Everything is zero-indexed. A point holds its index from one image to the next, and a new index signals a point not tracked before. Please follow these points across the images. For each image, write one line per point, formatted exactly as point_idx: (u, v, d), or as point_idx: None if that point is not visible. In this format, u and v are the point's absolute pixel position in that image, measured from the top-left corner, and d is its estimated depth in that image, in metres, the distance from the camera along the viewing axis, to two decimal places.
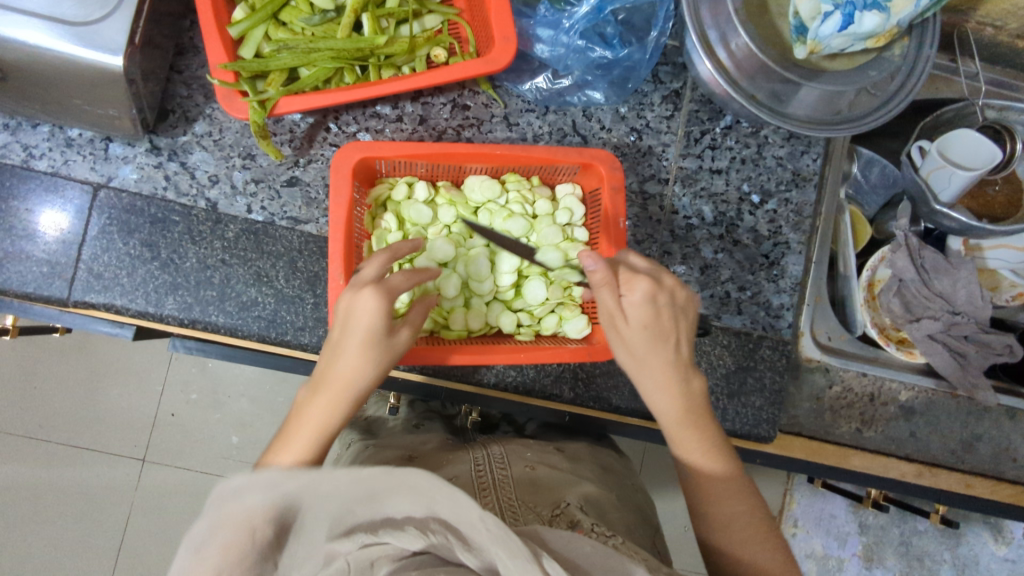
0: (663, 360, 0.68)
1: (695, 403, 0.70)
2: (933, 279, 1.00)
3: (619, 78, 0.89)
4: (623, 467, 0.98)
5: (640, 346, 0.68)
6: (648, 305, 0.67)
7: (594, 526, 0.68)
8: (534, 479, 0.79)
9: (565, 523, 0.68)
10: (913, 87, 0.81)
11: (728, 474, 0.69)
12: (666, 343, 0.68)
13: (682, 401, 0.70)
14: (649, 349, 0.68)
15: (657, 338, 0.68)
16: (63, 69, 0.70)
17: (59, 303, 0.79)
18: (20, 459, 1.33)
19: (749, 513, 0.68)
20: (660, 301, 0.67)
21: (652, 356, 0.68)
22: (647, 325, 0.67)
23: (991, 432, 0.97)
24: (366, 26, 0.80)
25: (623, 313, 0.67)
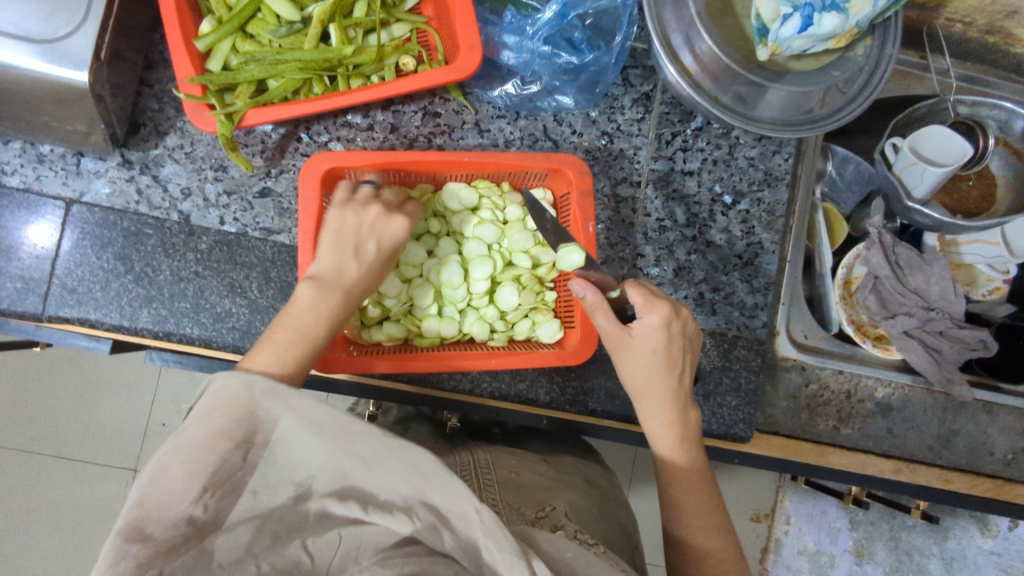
0: (667, 386, 0.71)
1: (690, 434, 0.73)
2: (906, 275, 1.01)
3: (587, 83, 0.90)
4: (608, 482, 0.97)
5: (644, 367, 0.71)
6: (657, 332, 0.69)
7: (578, 532, 0.67)
8: (517, 483, 0.80)
9: (549, 526, 0.67)
10: (877, 86, 0.82)
11: (707, 495, 0.72)
12: (672, 369, 0.71)
13: (678, 427, 0.73)
14: (653, 372, 0.71)
15: (665, 364, 0.71)
16: (29, 86, 0.71)
17: (33, 318, 0.80)
18: (9, 472, 1.33)
19: (724, 546, 0.69)
20: (673, 332, 0.70)
21: (655, 380, 0.71)
22: (654, 350, 0.70)
23: (968, 427, 0.97)
24: (334, 36, 0.81)
25: (631, 335, 0.70)
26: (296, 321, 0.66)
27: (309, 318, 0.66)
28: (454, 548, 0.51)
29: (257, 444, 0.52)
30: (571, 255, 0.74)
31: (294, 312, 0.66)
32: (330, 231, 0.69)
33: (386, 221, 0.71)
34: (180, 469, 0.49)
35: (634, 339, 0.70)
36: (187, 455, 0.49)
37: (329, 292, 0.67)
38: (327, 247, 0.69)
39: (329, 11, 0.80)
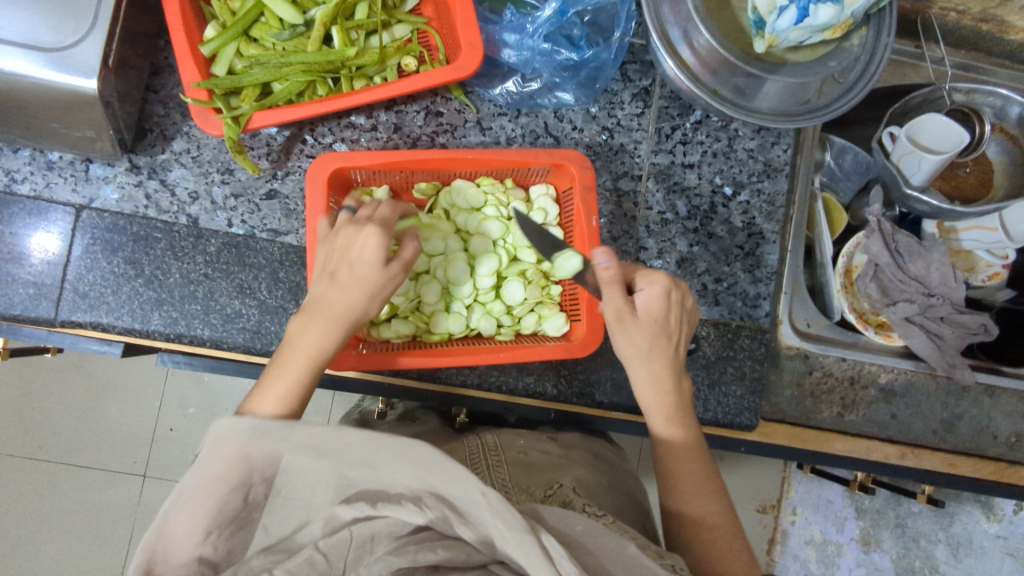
0: (664, 354, 0.72)
1: (684, 403, 0.74)
2: (907, 262, 1.01)
3: (587, 80, 0.91)
4: (616, 454, 0.97)
5: (643, 336, 0.70)
6: (659, 302, 0.70)
7: (586, 505, 0.71)
8: (528, 462, 0.82)
9: (558, 503, 0.72)
10: (875, 73, 0.83)
11: (706, 471, 0.72)
12: (670, 341, 0.72)
13: (671, 396, 0.73)
14: (653, 341, 0.70)
15: (663, 334, 0.71)
16: (38, 94, 0.72)
17: (46, 323, 0.81)
18: (21, 478, 1.34)
19: (717, 513, 0.69)
20: (672, 302, 0.71)
21: (653, 349, 0.71)
22: (655, 320, 0.70)
23: (970, 410, 0.99)
24: (336, 38, 0.82)
25: (636, 305, 0.69)
26: (299, 355, 0.64)
27: (306, 356, 0.64)
28: (470, 537, 0.52)
29: (257, 483, 0.55)
30: (568, 260, 0.72)
31: (292, 350, 0.64)
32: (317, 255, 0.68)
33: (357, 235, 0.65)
34: (186, 518, 0.52)
35: (638, 309, 0.69)
36: (193, 504, 0.52)
37: (320, 330, 0.64)
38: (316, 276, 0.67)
39: (331, 14, 0.81)
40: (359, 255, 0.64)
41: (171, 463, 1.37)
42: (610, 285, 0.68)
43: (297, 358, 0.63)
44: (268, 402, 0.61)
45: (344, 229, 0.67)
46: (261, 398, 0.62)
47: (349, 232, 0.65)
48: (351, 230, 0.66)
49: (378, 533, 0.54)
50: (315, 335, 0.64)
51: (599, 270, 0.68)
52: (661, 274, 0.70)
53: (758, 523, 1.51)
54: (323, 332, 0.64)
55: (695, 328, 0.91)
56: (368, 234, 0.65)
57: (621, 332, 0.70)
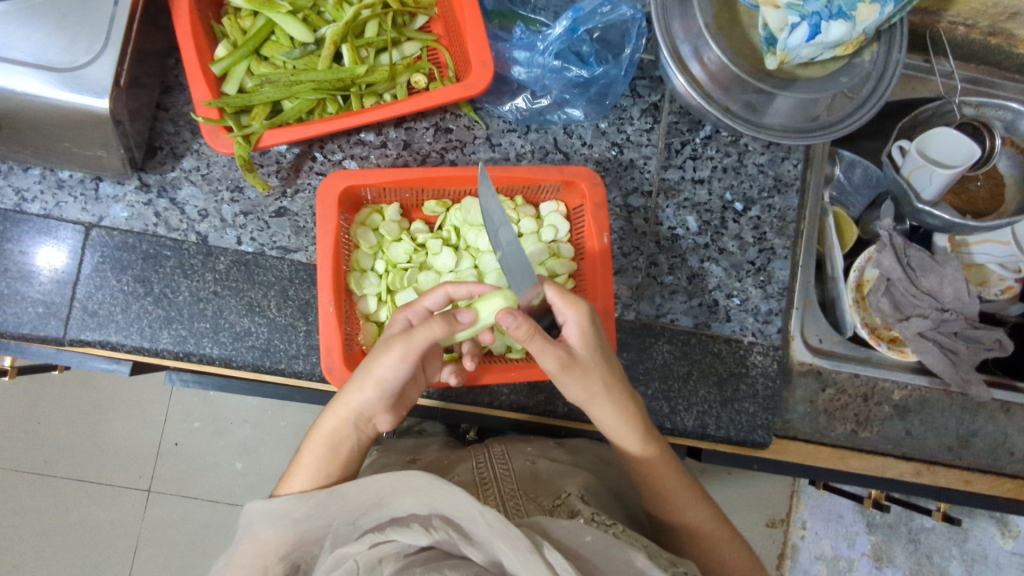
0: (613, 382, 0.70)
1: (645, 424, 0.74)
2: (919, 277, 1.01)
3: (597, 96, 0.91)
4: None
5: (591, 374, 0.68)
6: (590, 331, 0.67)
7: (595, 515, 0.69)
8: (536, 472, 0.82)
9: (567, 514, 0.71)
10: (887, 88, 0.83)
11: (689, 488, 0.76)
12: (609, 362, 0.69)
13: (641, 426, 0.73)
14: (598, 377, 0.68)
15: (603, 359, 0.68)
16: (50, 114, 0.72)
17: (55, 342, 0.80)
18: (27, 495, 1.33)
19: (709, 518, 0.76)
20: (597, 324, 0.68)
21: (605, 384, 0.69)
22: (596, 352, 0.67)
23: (986, 427, 0.97)
24: (347, 56, 0.82)
25: (572, 346, 0.67)
26: (318, 441, 0.70)
27: (325, 444, 0.69)
28: (477, 559, 0.54)
29: (275, 563, 0.61)
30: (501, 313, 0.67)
31: (314, 439, 0.70)
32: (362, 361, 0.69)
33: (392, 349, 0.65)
34: None
35: (574, 349, 0.67)
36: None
37: (337, 427, 0.69)
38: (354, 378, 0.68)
39: (341, 32, 0.81)
40: (385, 368, 0.66)
41: (178, 478, 1.36)
42: (541, 339, 0.63)
43: (314, 448, 0.70)
44: (295, 481, 0.69)
45: (379, 342, 0.67)
46: (289, 484, 0.69)
47: (380, 349, 0.66)
48: (386, 345, 0.66)
49: (386, 555, 0.56)
50: (329, 425, 0.69)
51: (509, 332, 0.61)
52: (579, 298, 0.66)
53: (767, 539, 1.43)
54: (337, 429, 0.69)
55: (708, 345, 0.90)
56: (400, 357, 0.65)
57: (566, 380, 0.68)
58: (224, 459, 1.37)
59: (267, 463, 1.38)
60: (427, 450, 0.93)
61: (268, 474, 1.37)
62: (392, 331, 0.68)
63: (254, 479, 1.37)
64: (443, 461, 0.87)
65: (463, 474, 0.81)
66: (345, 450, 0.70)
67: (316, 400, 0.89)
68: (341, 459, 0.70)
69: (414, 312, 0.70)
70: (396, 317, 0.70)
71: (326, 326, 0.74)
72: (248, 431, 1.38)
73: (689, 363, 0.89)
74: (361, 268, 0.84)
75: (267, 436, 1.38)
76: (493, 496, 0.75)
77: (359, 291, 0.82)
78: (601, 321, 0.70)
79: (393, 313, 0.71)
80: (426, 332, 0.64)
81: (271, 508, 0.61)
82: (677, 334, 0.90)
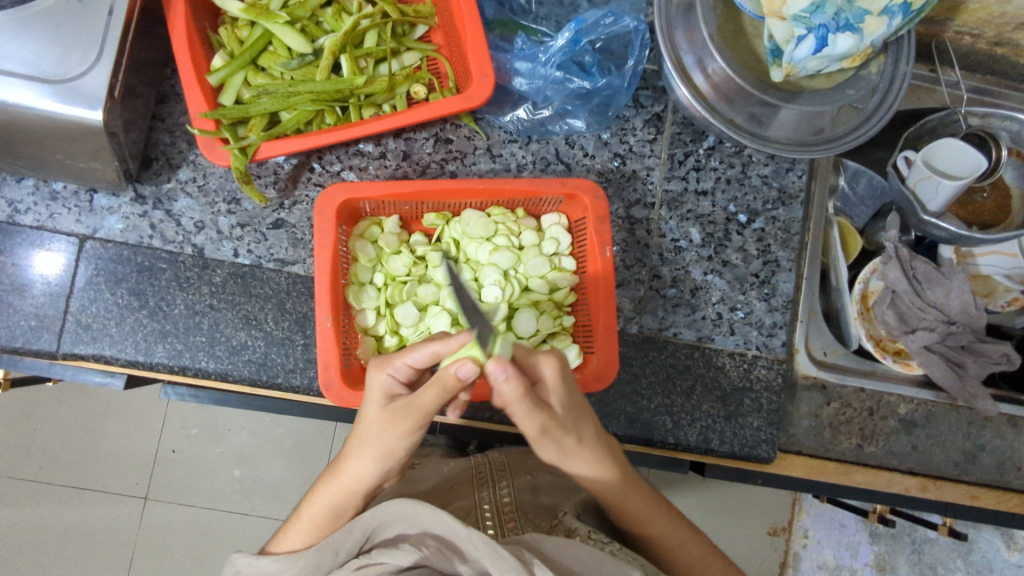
0: (587, 432, 0.65)
1: (623, 464, 0.72)
2: (925, 288, 0.99)
3: (599, 106, 0.90)
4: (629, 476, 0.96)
5: (570, 433, 0.62)
6: (563, 385, 0.61)
7: (592, 533, 0.70)
8: (533, 484, 0.82)
9: (563, 532, 0.71)
10: (894, 100, 0.82)
11: (673, 528, 0.74)
12: (585, 415, 0.65)
13: (623, 470, 0.70)
14: (574, 436, 0.63)
15: (578, 411, 0.63)
16: (44, 126, 0.70)
17: (48, 355, 0.79)
18: (23, 502, 1.32)
19: (703, 554, 0.74)
20: (569, 376, 0.62)
21: (581, 441, 0.64)
22: (570, 411, 0.62)
23: (993, 442, 0.96)
24: (345, 66, 0.81)
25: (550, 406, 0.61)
26: (312, 507, 0.69)
27: (327, 513, 0.68)
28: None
29: None
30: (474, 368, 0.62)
31: (314, 507, 0.69)
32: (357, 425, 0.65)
33: (394, 429, 0.61)
34: None
35: (556, 413, 0.61)
36: None
37: (341, 498, 0.68)
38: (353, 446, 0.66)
39: (340, 42, 0.80)
40: (394, 441, 0.62)
41: (175, 487, 1.34)
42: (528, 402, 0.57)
43: (314, 513, 0.69)
44: (290, 540, 0.69)
45: (378, 415, 0.62)
46: (287, 536, 0.69)
47: (387, 427, 0.61)
48: (392, 423, 0.61)
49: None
50: (331, 496, 0.68)
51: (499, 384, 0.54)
52: (548, 349, 0.61)
53: (769, 547, 1.41)
54: (341, 499, 0.68)
55: (711, 359, 0.89)
56: (407, 428, 0.61)
57: (544, 441, 0.62)
58: (222, 467, 1.36)
59: (265, 471, 1.36)
60: (428, 457, 0.92)
61: (267, 483, 1.36)
62: (385, 398, 0.62)
63: (252, 487, 1.36)
64: (440, 471, 0.86)
65: (464, 485, 0.80)
66: (346, 516, 0.69)
67: (312, 413, 0.88)
68: (342, 522, 0.69)
69: (396, 368, 0.61)
70: (381, 378, 0.62)
71: (323, 342, 0.73)
72: (247, 438, 1.37)
73: (692, 378, 0.88)
74: (360, 282, 0.82)
75: (266, 443, 1.37)
76: (490, 505, 0.75)
77: (357, 306, 0.80)
78: (573, 372, 0.64)
79: (376, 374, 0.62)
80: (427, 398, 0.58)
81: (258, 564, 0.62)
82: (679, 348, 0.89)
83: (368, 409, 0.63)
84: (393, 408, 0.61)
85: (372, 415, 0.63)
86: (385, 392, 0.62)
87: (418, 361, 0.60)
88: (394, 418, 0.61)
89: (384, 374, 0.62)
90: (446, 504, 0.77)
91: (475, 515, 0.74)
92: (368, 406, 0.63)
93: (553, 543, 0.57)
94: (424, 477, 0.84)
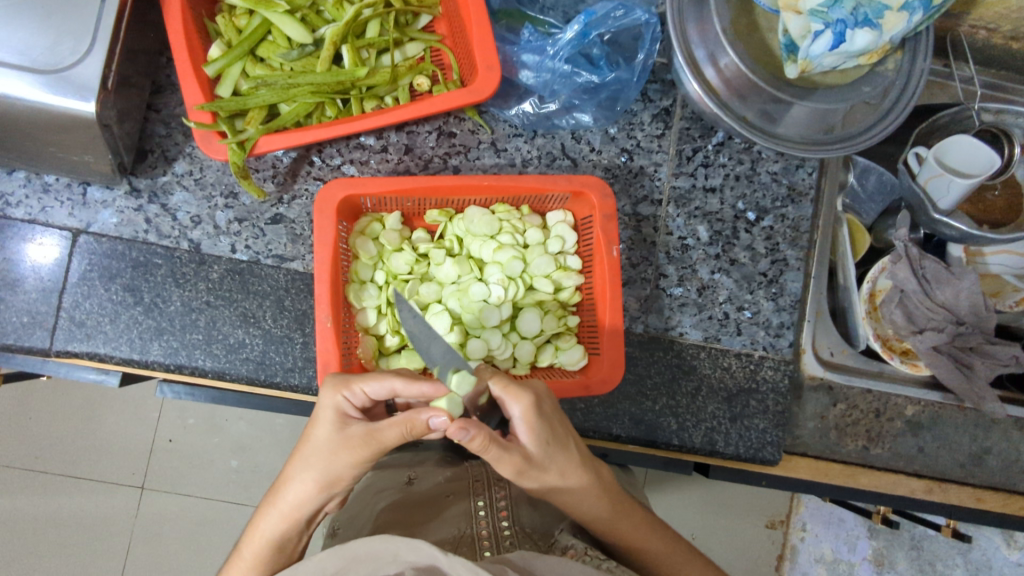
0: (570, 465, 0.65)
1: (614, 491, 0.72)
2: (935, 288, 0.97)
3: (607, 101, 0.88)
4: (631, 476, 0.95)
5: (548, 469, 0.62)
6: (538, 423, 0.60)
7: (587, 550, 0.69)
8: (533, 497, 0.80)
9: (560, 549, 0.70)
10: (912, 96, 0.80)
11: (668, 548, 0.73)
12: (566, 447, 0.64)
13: (611, 495, 0.71)
14: (555, 470, 0.63)
15: (559, 447, 0.63)
16: (35, 118, 0.68)
17: (40, 353, 0.77)
18: (18, 491, 1.31)
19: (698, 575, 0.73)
20: (545, 412, 0.62)
21: (563, 474, 0.64)
22: (549, 446, 0.61)
23: (1000, 444, 0.96)
24: (347, 57, 0.78)
25: (524, 446, 0.60)
26: (253, 541, 0.66)
27: (271, 544, 0.65)
28: None
29: None
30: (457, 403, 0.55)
31: (257, 537, 0.65)
32: (300, 449, 0.63)
33: (340, 451, 0.60)
34: None
35: (532, 450, 0.61)
36: None
37: (282, 528, 0.65)
38: (295, 474, 0.63)
39: (342, 32, 0.77)
40: (340, 467, 0.61)
41: (172, 477, 1.33)
42: (496, 446, 0.57)
43: (257, 547, 0.66)
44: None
45: (328, 437, 0.61)
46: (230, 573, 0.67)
47: (335, 450, 0.60)
48: (344, 446, 0.60)
49: None
50: (273, 526, 0.65)
51: (464, 445, 0.54)
52: (522, 390, 0.60)
53: (767, 540, 1.42)
54: (284, 528, 0.65)
55: (717, 359, 0.88)
56: (358, 457, 0.60)
57: (526, 478, 0.62)
58: (219, 456, 1.34)
59: (263, 461, 1.35)
60: (428, 455, 0.90)
61: (264, 474, 1.35)
62: (338, 419, 0.61)
63: (249, 477, 1.34)
64: (437, 481, 0.83)
65: (459, 492, 0.78)
66: (291, 546, 0.66)
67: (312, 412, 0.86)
68: (284, 555, 0.66)
69: (351, 394, 0.61)
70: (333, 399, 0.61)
71: (323, 342, 0.71)
72: (244, 428, 1.36)
73: (698, 378, 0.87)
74: (361, 280, 0.81)
75: (262, 432, 1.36)
76: (488, 529, 0.71)
77: (358, 304, 0.79)
78: (550, 404, 0.63)
79: (328, 395, 0.61)
80: (392, 434, 0.58)
81: None
82: (686, 348, 0.88)
83: (315, 431, 0.62)
84: (349, 431, 0.60)
85: (320, 437, 0.61)
86: (337, 414, 0.61)
87: (375, 393, 0.61)
88: (346, 440, 0.60)
89: (340, 396, 0.61)
90: (439, 514, 0.75)
91: (471, 539, 0.69)
92: (316, 428, 0.62)
93: (544, 563, 0.56)
94: (421, 486, 0.82)
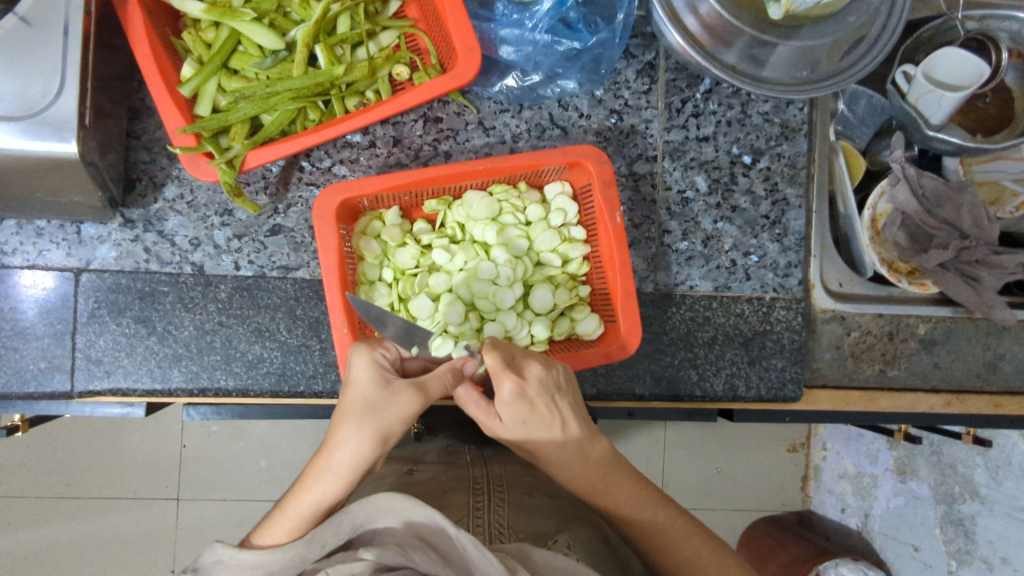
0: (546, 440, 0.66)
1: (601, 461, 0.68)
2: (935, 207, 0.97)
3: (590, 64, 0.86)
4: None
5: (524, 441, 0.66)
6: (517, 404, 0.64)
7: None
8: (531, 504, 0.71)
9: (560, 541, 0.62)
10: (898, 20, 0.80)
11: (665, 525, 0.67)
12: (544, 424, 0.65)
13: (594, 464, 0.68)
14: (529, 441, 0.66)
15: (532, 427, 0.65)
16: (15, 165, 0.67)
17: (64, 396, 0.78)
18: (56, 521, 1.32)
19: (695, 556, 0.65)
20: (529, 396, 0.64)
21: (538, 442, 0.66)
22: (526, 425, 0.65)
23: (1013, 349, 0.97)
24: (321, 57, 0.77)
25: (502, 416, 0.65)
26: (296, 506, 0.59)
27: (322, 506, 0.59)
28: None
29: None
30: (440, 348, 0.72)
31: (306, 500, 0.59)
32: (343, 408, 0.61)
33: (390, 399, 0.60)
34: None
35: (508, 423, 0.65)
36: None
37: (335, 489, 0.59)
38: (343, 430, 0.60)
39: (312, 32, 0.75)
40: (391, 418, 0.60)
41: (205, 486, 1.35)
42: (473, 409, 0.66)
43: (303, 510, 0.59)
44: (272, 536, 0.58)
45: (375, 392, 0.61)
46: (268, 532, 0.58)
47: (386, 400, 0.60)
48: (392, 396, 0.60)
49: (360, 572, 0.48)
50: (323, 489, 0.59)
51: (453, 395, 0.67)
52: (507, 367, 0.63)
53: (790, 464, 1.46)
54: (334, 488, 0.59)
55: (730, 307, 0.89)
56: (406, 407, 0.60)
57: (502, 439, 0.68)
58: (247, 458, 1.36)
59: (291, 458, 1.37)
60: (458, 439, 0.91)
61: (293, 469, 1.37)
62: (380, 376, 0.62)
63: (280, 474, 1.37)
64: (438, 475, 0.76)
65: (459, 487, 0.71)
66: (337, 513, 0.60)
67: None
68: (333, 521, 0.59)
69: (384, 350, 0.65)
70: (371, 355, 0.63)
71: (341, 349, 0.71)
72: (267, 429, 1.37)
73: (714, 328, 0.88)
74: (369, 280, 0.81)
75: (287, 430, 1.37)
76: (482, 517, 0.65)
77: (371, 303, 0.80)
78: (540, 391, 0.65)
79: (362, 355, 0.63)
80: (436, 385, 0.63)
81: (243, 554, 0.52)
82: (697, 300, 0.89)
83: (358, 386, 0.61)
84: (394, 384, 0.61)
85: (365, 391, 0.61)
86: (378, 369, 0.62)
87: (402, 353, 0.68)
88: (394, 391, 0.60)
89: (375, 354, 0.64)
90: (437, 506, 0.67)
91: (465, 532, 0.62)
92: (359, 384, 0.61)
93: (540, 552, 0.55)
94: (424, 477, 0.74)
